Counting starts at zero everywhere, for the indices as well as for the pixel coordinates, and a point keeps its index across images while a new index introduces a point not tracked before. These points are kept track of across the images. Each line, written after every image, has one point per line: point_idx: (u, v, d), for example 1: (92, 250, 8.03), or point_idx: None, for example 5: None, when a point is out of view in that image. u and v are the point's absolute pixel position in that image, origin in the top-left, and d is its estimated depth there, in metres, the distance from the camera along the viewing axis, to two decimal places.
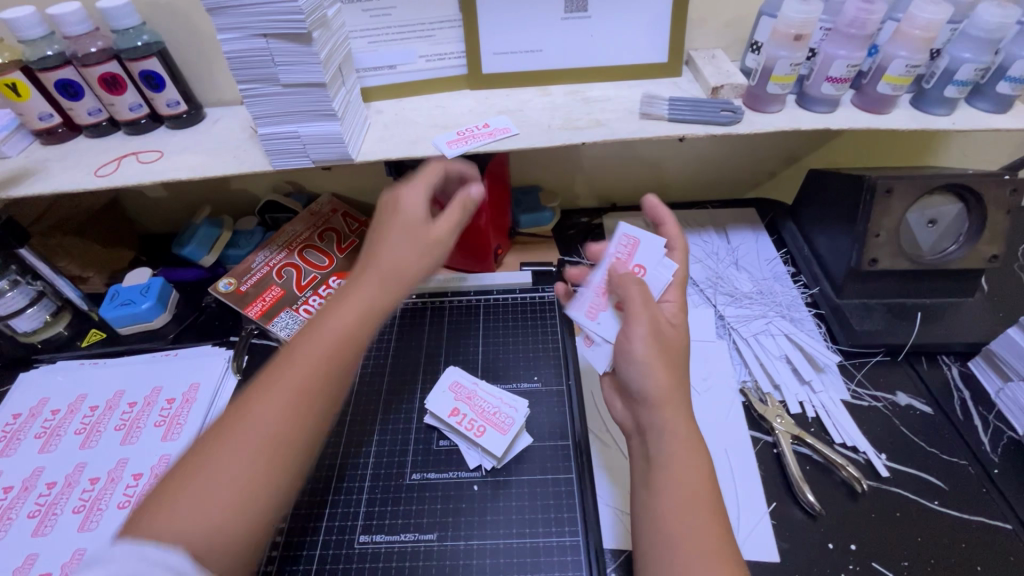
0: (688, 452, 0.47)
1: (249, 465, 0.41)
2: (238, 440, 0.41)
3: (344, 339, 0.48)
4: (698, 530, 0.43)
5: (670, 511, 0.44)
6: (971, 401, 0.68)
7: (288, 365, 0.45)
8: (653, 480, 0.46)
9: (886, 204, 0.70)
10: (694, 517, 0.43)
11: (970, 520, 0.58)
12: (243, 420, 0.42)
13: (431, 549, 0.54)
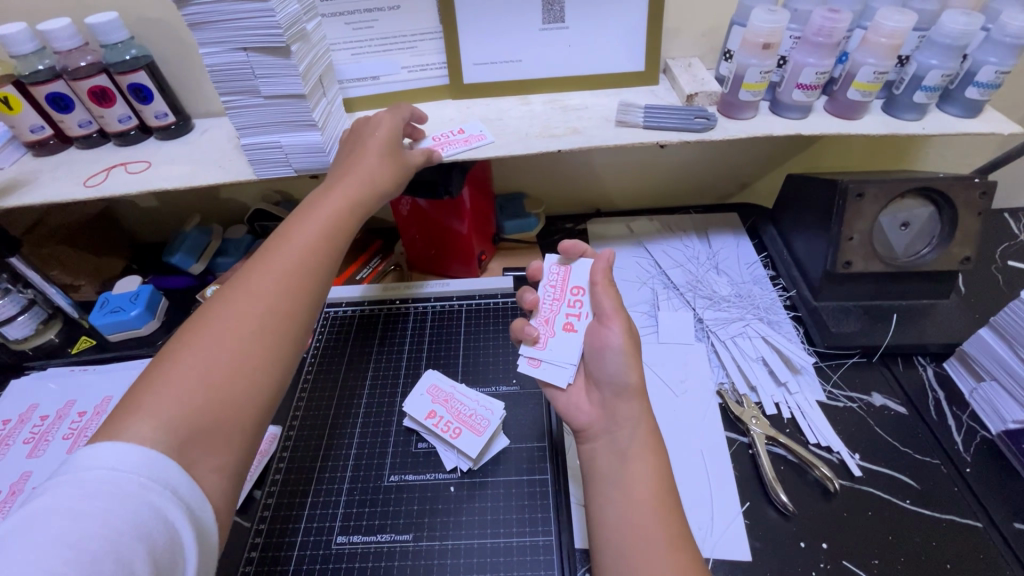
0: (652, 444, 0.52)
1: (195, 396, 0.40)
2: (193, 360, 0.41)
3: (291, 281, 0.48)
4: (663, 516, 0.47)
5: (637, 500, 0.48)
6: (945, 401, 0.69)
7: (239, 298, 0.46)
8: (622, 472, 0.51)
9: (857, 208, 0.71)
10: (660, 504, 0.48)
11: (940, 518, 0.58)
12: (199, 342, 0.43)
13: (407, 549, 0.55)
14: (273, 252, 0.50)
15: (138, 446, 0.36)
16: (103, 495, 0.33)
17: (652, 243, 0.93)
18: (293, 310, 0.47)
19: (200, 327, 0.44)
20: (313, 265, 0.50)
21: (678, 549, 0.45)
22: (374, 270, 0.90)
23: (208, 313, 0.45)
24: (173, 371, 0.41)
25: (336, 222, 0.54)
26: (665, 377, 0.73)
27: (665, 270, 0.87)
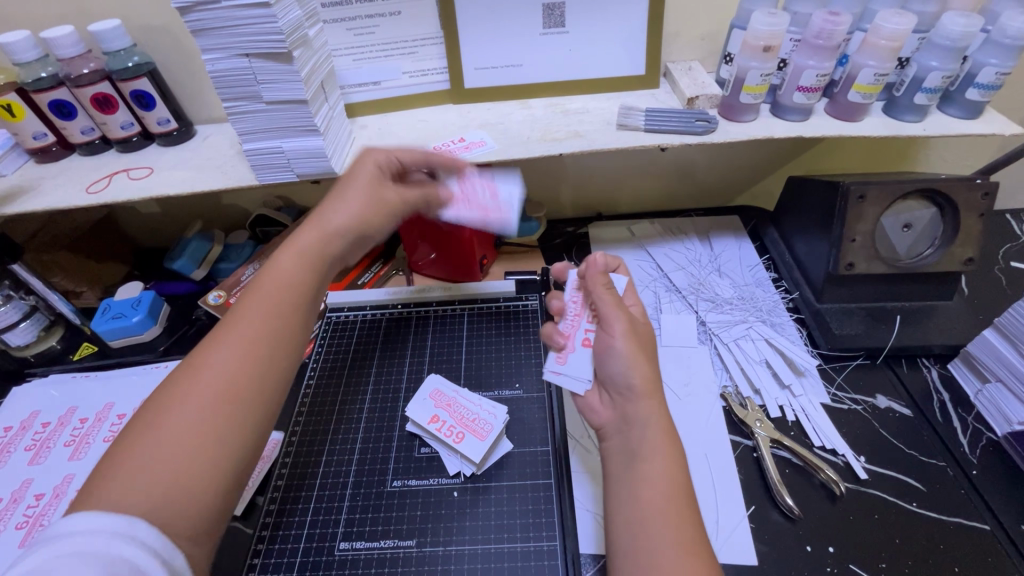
0: (667, 440, 0.52)
1: (163, 459, 0.40)
2: (166, 426, 0.41)
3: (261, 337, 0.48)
4: (672, 514, 0.47)
5: (648, 497, 0.48)
6: (950, 403, 0.68)
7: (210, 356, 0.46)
8: (634, 469, 0.51)
9: (859, 210, 0.71)
10: (671, 500, 0.48)
11: (947, 521, 0.58)
12: (174, 404, 0.42)
13: (410, 555, 0.54)
14: (237, 313, 0.49)
15: (110, 509, 0.36)
16: (74, 557, 0.33)
17: (654, 246, 0.92)
18: (257, 369, 0.46)
19: (164, 401, 0.43)
20: (277, 320, 0.50)
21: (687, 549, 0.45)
22: (375, 275, 0.90)
23: (181, 374, 0.45)
24: (148, 429, 0.41)
25: (299, 275, 0.53)
26: (668, 380, 0.73)
27: (667, 273, 0.87)
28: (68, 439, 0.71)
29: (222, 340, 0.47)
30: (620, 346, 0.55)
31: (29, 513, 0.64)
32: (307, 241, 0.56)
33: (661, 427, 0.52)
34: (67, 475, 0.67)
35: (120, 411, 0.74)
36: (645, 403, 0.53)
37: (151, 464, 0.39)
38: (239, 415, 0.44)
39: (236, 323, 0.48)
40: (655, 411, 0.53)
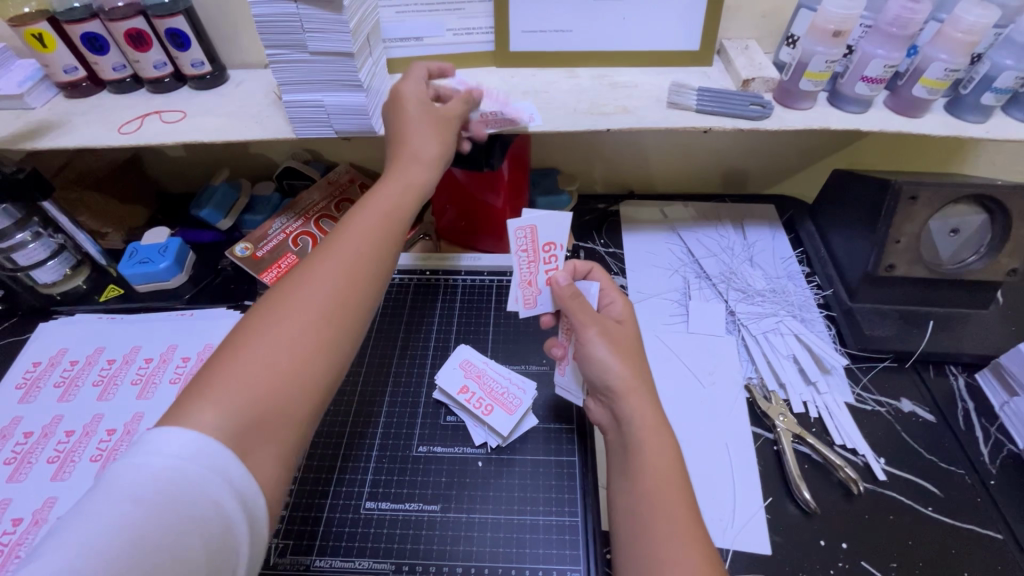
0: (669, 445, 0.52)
1: (261, 384, 0.40)
2: (261, 351, 0.41)
3: (354, 277, 0.48)
4: (682, 512, 0.48)
5: (648, 505, 0.49)
6: (974, 412, 0.68)
7: (306, 287, 0.46)
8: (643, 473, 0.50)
9: (909, 210, 0.69)
10: (677, 505, 0.48)
11: (961, 527, 0.59)
12: (266, 330, 0.43)
13: (433, 520, 0.56)
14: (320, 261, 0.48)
15: (201, 429, 0.37)
16: (160, 491, 0.33)
17: (685, 230, 0.91)
18: (348, 296, 0.47)
19: (266, 317, 0.43)
20: (360, 277, 0.49)
21: (697, 548, 0.46)
22: (402, 239, 0.91)
23: (273, 302, 0.45)
24: (248, 352, 0.41)
25: (379, 242, 0.52)
26: (693, 368, 0.73)
27: (698, 259, 0.86)
28: (97, 378, 0.72)
29: (317, 274, 0.47)
30: (600, 341, 0.55)
31: (59, 448, 0.65)
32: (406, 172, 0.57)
33: (661, 431, 0.52)
34: (97, 414, 0.68)
35: (146, 354, 0.75)
36: (629, 394, 0.53)
37: (250, 382, 0.40)
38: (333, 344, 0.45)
39: (318, 283, 0.46)
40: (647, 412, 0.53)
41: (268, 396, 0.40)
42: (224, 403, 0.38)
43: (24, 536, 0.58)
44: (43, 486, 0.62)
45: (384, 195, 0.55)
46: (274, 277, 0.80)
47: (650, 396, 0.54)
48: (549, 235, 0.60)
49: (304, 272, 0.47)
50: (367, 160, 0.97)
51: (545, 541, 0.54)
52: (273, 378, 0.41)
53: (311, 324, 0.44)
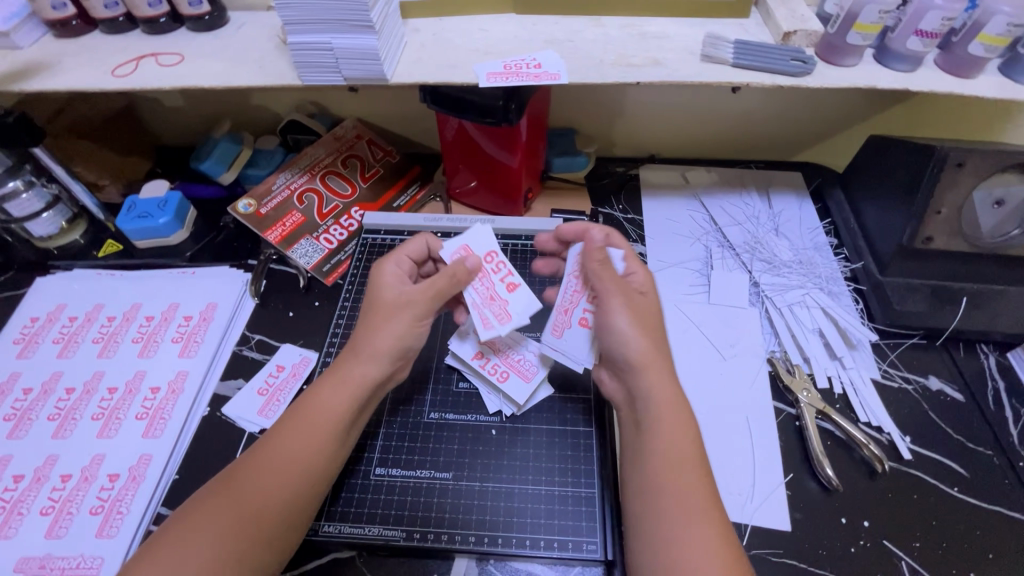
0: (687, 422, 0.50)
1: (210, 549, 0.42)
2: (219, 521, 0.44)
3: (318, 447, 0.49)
4: (699, 491, 0.46)
5: (665, 482, 0.46)
6: (1004, 392, 0.66)
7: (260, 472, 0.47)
8: (661, 450, 0.48)
9: (953, 178, 0.65)
10: (695, 483, 0.46)
11: (986, 509, 0.57)
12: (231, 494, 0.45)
13: (446, 487, 0.54)
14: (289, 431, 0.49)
15: None
16: None
17: (708, 197, 0.87)
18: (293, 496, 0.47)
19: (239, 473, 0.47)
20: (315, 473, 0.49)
21: (712, 524, 0.44)
22: (412, 199, 0.87)
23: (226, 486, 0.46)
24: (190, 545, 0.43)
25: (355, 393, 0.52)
26: (713, 339, 0.70)
27: (722, 227, 0.82)
28: (97, 336, 0.69)
29: (273, 470, 0.47)
30: (620, 314, 0.52)
31: (60, 406, 0.63)
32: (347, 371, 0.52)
33: (680, 408, 0.50)
34: (97, 372, 0.66)
35: (147, 312, 0.72)
36: (650, 370, 0.51)
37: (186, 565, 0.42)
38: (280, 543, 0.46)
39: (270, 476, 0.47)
40: (667, 389, 0.50)
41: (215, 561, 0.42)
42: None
43: (25, 494, 0.57)
44: (44, 444, 0.60)
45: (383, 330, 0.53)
46: (278, 235, 0.76)
47: (668, 373, 0.52)
48: (485, 246, 0.60)
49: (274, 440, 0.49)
50: (375, 115, 0.92)
51: (561, 511, 0.53)
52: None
53: (230, 527, 0.44)
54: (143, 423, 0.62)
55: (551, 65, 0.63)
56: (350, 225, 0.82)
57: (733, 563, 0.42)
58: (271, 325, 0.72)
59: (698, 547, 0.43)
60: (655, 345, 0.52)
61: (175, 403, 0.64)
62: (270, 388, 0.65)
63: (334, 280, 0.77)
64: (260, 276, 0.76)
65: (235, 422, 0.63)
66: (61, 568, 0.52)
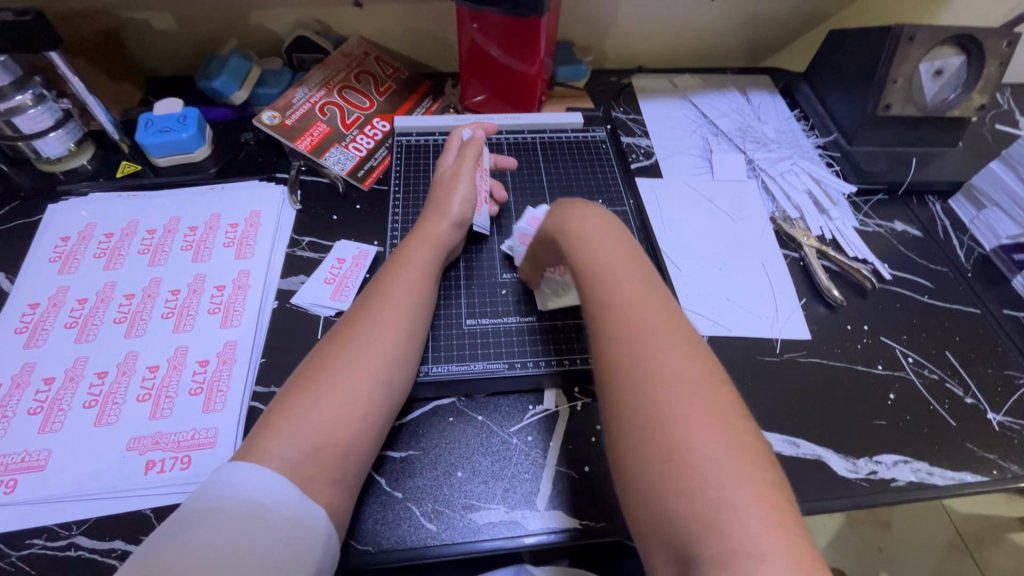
0: (673, 330, 0.43)
1: (329, 410, 0.48)
2: (332, 387, 0.49)
3: (405, 325, 0.55)
4: (710, 403, 0.38)
5: (641, 368, 0.41)
6: (950, 228, 0.81)
7: (356, 346, 0.52)
8: (636, 379, 0.40)
9: (906, 51, 0.78)
10: (702, 395, 0.39)
11: (950, 308, 0.72)
12: (335, 367, 0.50)
13: (533, 327, 0.64)
14: (377, 312, 0.55)
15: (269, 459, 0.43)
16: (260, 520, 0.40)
17: (696, 96, 0.97)
18: (391, 364, 0.53)
19: (339, 351, 0.51)
20: (403, 343, 0.55)
21: (724, 418, 0.38)
22: (428, 111, 0.90)
23: (326, 361, 0.51)
24: (309, 408, 0.47)
25: (418, 267, 0.60)
26: (723, 207, 0.81)
27: (713, 120, 0.92)
28: (142, 247, 0.69)
29: (370, 341, 0.52)
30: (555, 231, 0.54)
31: (123, 309, 0.63)
32: (431, 229, 0.63)
33: (665, 321, 0.44)
34: (155, 278, 0.66)
35: (189, 224, 0.72)
36: (601, 283, 0.47)
37: (311, 420, 0.47)
38: (385, 404, 0.52)
39: (372, 351, 0.52)
40: (647, 310, 0.44)
41: (335, 415, 0.48)
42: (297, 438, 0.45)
43: (115, 386, 0.57)
44: (118, 343, 0.60)
45: (434, 228, 0.63)
46: (309, 143, 0.78)
47: (626, 265, 0.48)
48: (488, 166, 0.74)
49: (364, 320, 0.54)
50: (380, 33, 0.93)
51: (568, 341, 0.63)
52: (328, 434, 0.47)
53: (355, 394, 0.49)
54: (217, 316, 0.63)
55: None
56: (375, 134, 0.84)
57: (737, 453, 0.36)
58: (318, 228, 0.74)
59: (701, 427, 0.37)
60: (611, 270, 0.48)
61: (244, 297, 0.65)
62: (336, 276, 0.68)
63: (370, 184, 0.79)
64: (295, 186, 0.77)
65: (308, 310, 0.66)
66: (177, 441, 0.54)
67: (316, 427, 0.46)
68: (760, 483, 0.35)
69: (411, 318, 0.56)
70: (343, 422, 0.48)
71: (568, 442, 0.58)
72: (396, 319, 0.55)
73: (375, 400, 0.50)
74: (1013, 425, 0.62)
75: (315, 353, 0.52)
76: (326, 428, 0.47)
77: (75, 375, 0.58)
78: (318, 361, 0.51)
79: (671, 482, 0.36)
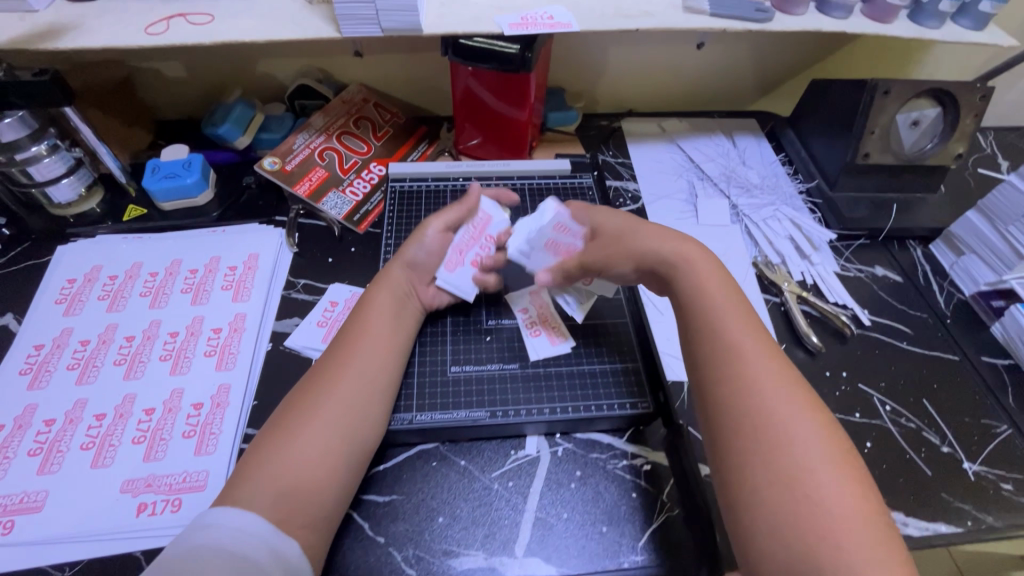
0: (805, 402, 0.49)
1: (297, 457, 0.49)
2: (299, 434, 0.51)
3: (371, 368, 0.57)
4: (843, 475, 0.44)
5: (781, 431, 0.46)
6: (931, 273, 0.83)
7: (322, 392, 0.54)
8: (776, 444, 0.46)
9: (882, 104, 0.81)
10: (837, 468, 0.44)
11: (930, 355, 0.73)
12: (303, 415, 0.52)
13: (515, 374, 0.66)
14: (341, 357, 0.57)
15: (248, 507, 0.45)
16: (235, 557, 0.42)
17: (684, 140, 1.00)
18: (358, 408, 0.55)
19: (306, 399, 0.53)
20: (370, 385, 0.57)
21: (859, 487, 0.44)
22: (423, 155, 0.94)
23: (294, 409, 0.53)
24: (279, 456, 0.49)
25: (385, 311, 0.62)
26: (707, 251, 0.83)
27: (699, 164, 0.95)
28: (144, 289, 0.72)
29: (337, 387, 0.55)
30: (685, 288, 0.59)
31: (124, 351, 0.66)
32: (392, 276, 0.65)
33: (794, 392, 0.49)
34: (154, 320, 0.69)
35: (190, 266, 0.75)
36: (732, 347, 0.52)
37: (281, 468, 0.48)
38: (355, 448, 0.53)
39: (338, 396, 0.54)
40: (777, 377, 0.50)
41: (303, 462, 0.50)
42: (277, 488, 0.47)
43: (112, 428, 0.59)
44: (117, 385, 0.63)
45: (394, 271, 0.66)
46: (307, 189, 0.81)
47: (761, 332, 0.53)
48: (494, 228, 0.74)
49: (328, 367, 0.56)
50: (380, 80, 0.97)
51: (551, 389, 0.65)
52: (300, 483, 0.48)
53: (325, 440, 0.51)
54: (213, 358, 0.66)
55: (560, 16, 0.72)
56: (372, 178, 0.87)
57: (871, 519, 0.42)
58: (314, 270, 0.77)
59: (838, 493, 0.43)
60: (747, 337, 0.53)
61: (239, 340, 0.68)
62: (328, 319, 0.71)
63: (365, 228, 0.82)
64: (293, 229, 0.80)
65: (300, 352, 0.68)
66: (168, 483, 0.56)
67: (286, 475, 0.48)
68: (890, 546, 0.41)
69: (377, 361, 0.58)
70: (314, 469, 0.50)
71: (547, 487, 0.59)
72: (362, 363, 0.57)
73: (343, 444, 0.52)
74: (988, 475, 0.63)
75: (286, 402, 0.54)
76: (296, 476, 0.48)
77: (75, 417, 0.60)
78: (287, 409, 0.53)
79: (811, 536, 0.41)
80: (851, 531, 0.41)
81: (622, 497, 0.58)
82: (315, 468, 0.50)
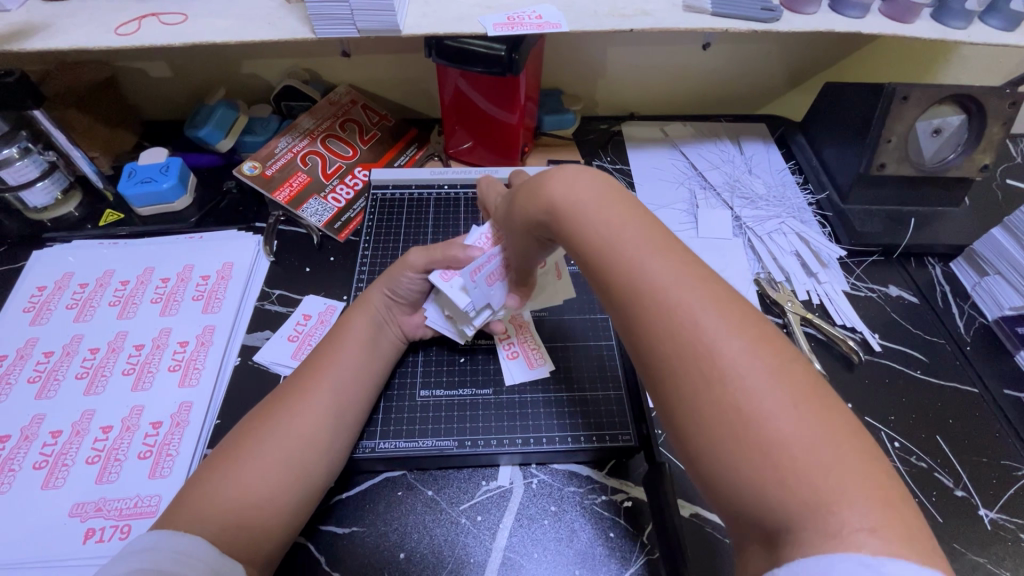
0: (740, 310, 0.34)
1: (242, 487, 0.46)
2: (249, 461, 0.48)
3: (337, 393, 0.54)
4: (794, 390, 0.30)
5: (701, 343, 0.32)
6: (950, 294, 0.77)
7: (282, 417, 0.51)
8: (697, 364, 0.31)
9: (900, 110, 0.74)
10: (785, 382, 0.30)
11: (945, 386, 0.67)
12: (257, 441, 0.49)
13: (488, 401, 0.62)
14: (308, 380, 0.54)
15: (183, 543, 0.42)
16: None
17: (687, 146, 0.94)
18: (319, 436, 0.51)
19: (263, 424, 0.51)
20: (335, 413, 0.53)
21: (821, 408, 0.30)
22: (411, 159, 0.90)
23: (249, 434, 0.50)
24: (223, 486, 0.46)
25: (359, 334, 0.59)
26: None
27: (702, 172, 0.90)
28: (113, 299, 0.70)
29: (298, 413, 0.52)
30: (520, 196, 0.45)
31: (87, 364, 0.64)
32: (381, 301, 0.62)
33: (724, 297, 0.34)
34: (121, 331, 0.67)
35: (162, 275, 0.73)
36: (628, 240, 0.37)
37: (223, 499, 0.45)
38: (311, 479, 0.50)
39: (298, 423, 0.51)
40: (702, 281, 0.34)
41: (249, 493, 0.46)
42: (216, 524, 0.44)
43: (67, 446, 0.57)
44: (77, 401, 0.61)
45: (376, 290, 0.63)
46: (286, 195, 0.78)
47: (593, 215, 0.38)
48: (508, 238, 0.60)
49: (293, 389, 0.53)
50: (369, 81, 0.94)
51: (527, 417, 0.61)
52: (242, 517, 0.45)
53: (276, 471, 0.48)
54: (177, 373, 0.63)
55: (548, 16, 0.68)
56: (356, 184, 0.84)
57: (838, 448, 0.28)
58: (290, 280, 0.74)
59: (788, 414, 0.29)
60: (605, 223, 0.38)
61: (206, 354, 0.65)
62: (300, 333, 0.67)
63: (346, 236, 0.79)
64: (271, 236, 0.77)
65: (269, 368, 0.65)
66: (119, 508, 0.54)
67: (227, 507, 0.45)
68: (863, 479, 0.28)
69: (347, 388, 0.55)
70: (259, 501, 0.46)
71: (517, 524, 0.55)
72: (329, 389, 0.54)
73: (297, 474, 0.49)
74: (1007, 524, 0.57)
75: (242, 423, 0.51)
76: (238, 510, 0.45)
77: (30, 434, 0.58)
78: (243, 432, 0.50)
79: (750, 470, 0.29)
80: (807, 465, 0.28)
81: (597, 537, 0.54)
82: (262, 506, 0.46)
